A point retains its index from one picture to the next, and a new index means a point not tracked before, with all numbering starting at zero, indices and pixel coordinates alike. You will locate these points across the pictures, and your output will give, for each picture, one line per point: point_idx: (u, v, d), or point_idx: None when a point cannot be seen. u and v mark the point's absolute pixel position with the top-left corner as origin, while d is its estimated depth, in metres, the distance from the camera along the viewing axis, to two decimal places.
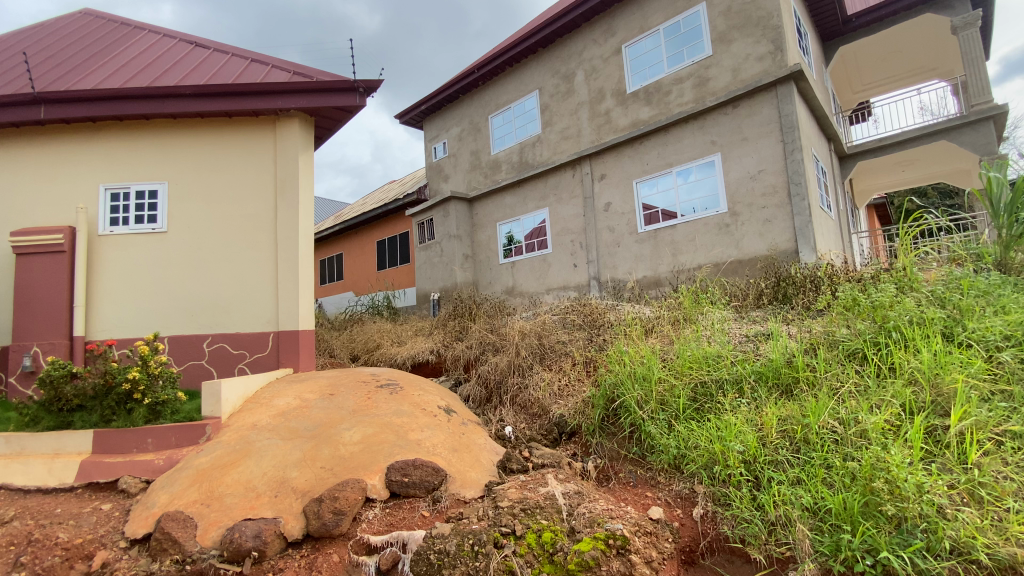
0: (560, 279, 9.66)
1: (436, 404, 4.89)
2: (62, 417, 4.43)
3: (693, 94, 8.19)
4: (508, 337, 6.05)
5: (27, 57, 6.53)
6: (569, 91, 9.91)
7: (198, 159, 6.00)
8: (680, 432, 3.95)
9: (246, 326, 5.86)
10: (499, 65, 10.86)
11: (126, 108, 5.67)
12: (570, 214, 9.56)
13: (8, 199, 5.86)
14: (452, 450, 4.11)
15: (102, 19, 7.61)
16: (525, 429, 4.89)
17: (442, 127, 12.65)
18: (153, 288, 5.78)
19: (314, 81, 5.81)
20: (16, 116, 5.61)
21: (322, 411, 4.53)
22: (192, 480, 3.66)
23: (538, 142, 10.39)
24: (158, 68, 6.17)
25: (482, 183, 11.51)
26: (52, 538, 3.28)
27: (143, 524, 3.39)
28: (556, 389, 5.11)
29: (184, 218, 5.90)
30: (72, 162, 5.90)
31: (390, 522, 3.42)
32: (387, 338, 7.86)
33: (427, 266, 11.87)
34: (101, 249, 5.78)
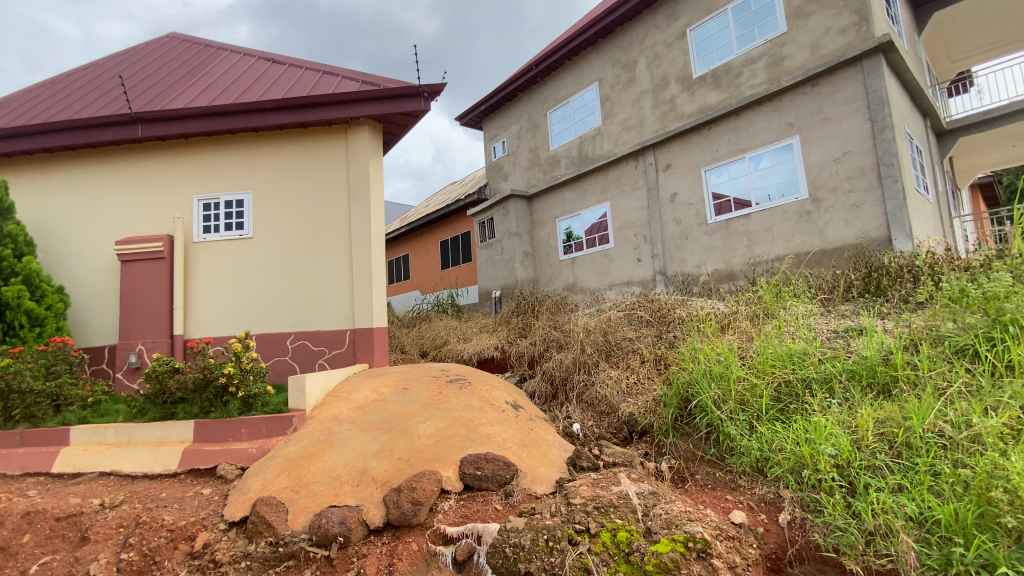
0: (624, 274, 9.44)
1: (503, 399, 4.93)
2: (166, 408, 4.88)
3: (766, 74, 7.71)
4: (573, 333, 5.99)
5: (128, 81, 7.23)
6: (631, 80, 9.65)
7: (279, 168, 6.41)
8: (763, 434, 3.73)
9: (325, 324, 6.21)
10: (556, 59, 10.77)
11: (213, 124, 6.17)
12: (633, 207, 9.31)
13: (114, 211, 6.51)
14: (522, 445, 4.13)
15: (188, 42, 8.28)
16: (593, 427, 4.81)
17: (501, 126, 12.75)
18: (242, 290, 6.26)
19: (382, 88, 6.04)
20: (118, 135, 6.25)
21: (397, 405, 4.72)
22: (282, 468, 3.93)
23: (599, 135, 10.20)
24: (240, 85, 6.66)
25: (541, 179, 11.48)
26: (159, 520, 3.58)
27: (240, 508, 3.66)
28: (625, 386, 5.00)
29: (268, 224, 6.34)
30: (170, 177, 6.49)
31: (465, 514, 3.49)
32: (453, 334, 8.04)
33: (489, 264, 12.01)
34: (196, 255, 6.34)
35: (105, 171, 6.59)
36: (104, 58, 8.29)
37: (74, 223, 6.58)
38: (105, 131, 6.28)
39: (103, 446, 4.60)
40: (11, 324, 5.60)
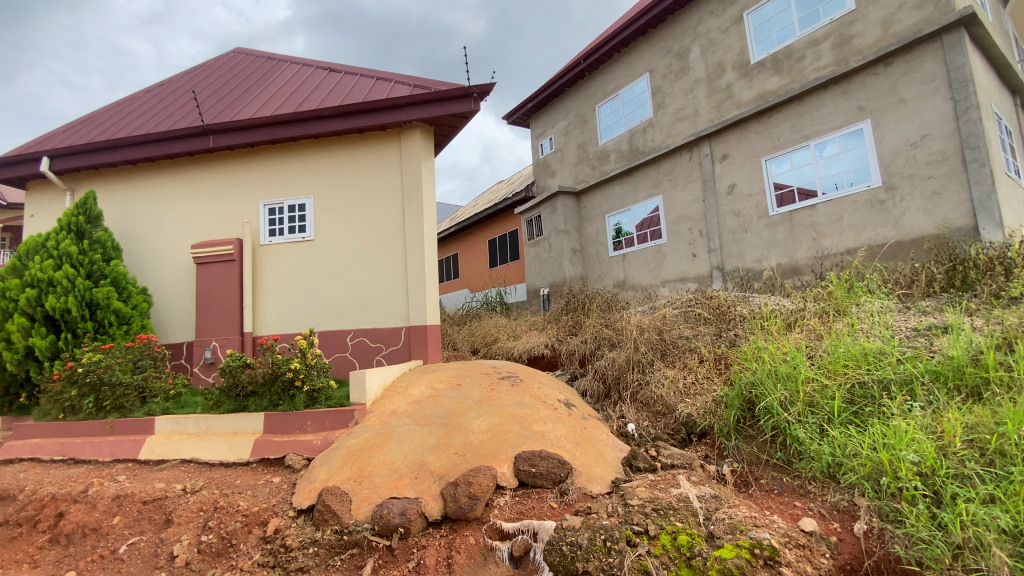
0: (678, 270, 9.18)
1: (555, 397, 4.92)
2: (239, 401, 5.20)
3: (832, 56, 7.25)
4: (625, 331, 5.89)
5: (200, 96, 7.75)
6: (683, 69, 9.34)
7: (337, 173, 6.68)
8: (835, 438, 3.52)
9: (381, 322, 6.41)
10: (605, 52, 10.58)
11: (276, 132, 6.50)
12: (687, 201, 9.02)
13: (189, 216, 7.00)
14: (576, 444, 4.10)
15: (252, 56, 8.77)
16: (648, 427, 4.70)
17: (549, 122, 12.70)
18: (305, 289, 6.58)
19: (433, 91, 6.15)
20: (192, 146, 6.71)
21: (451, 400, 4.82)
22: (345, 459, 4.10)
23: (650, 127, 9.95)
24: (300, 94, 6.98)
25: (590, 175, 11.34)
26: (235, 506, 3.82)
27: (307, 497, 3.86)
28: (682, 386, 4.86)
29: (327, 227, 6.62)
30: (238, 184, 6.90)
31: (521, 511, 3.50)
32: (503, 332, 8.10)
33: (537, 262, 12.00)
34: (263, 257, 6.71)
35: (181, 180, 7.09)
36: (178, 74, 8.91)
37: (154, 229, 7.12)
38: (181, 142, 6.77)
39: (184, 435, 4.96)
40: (103, 322, 6.17)
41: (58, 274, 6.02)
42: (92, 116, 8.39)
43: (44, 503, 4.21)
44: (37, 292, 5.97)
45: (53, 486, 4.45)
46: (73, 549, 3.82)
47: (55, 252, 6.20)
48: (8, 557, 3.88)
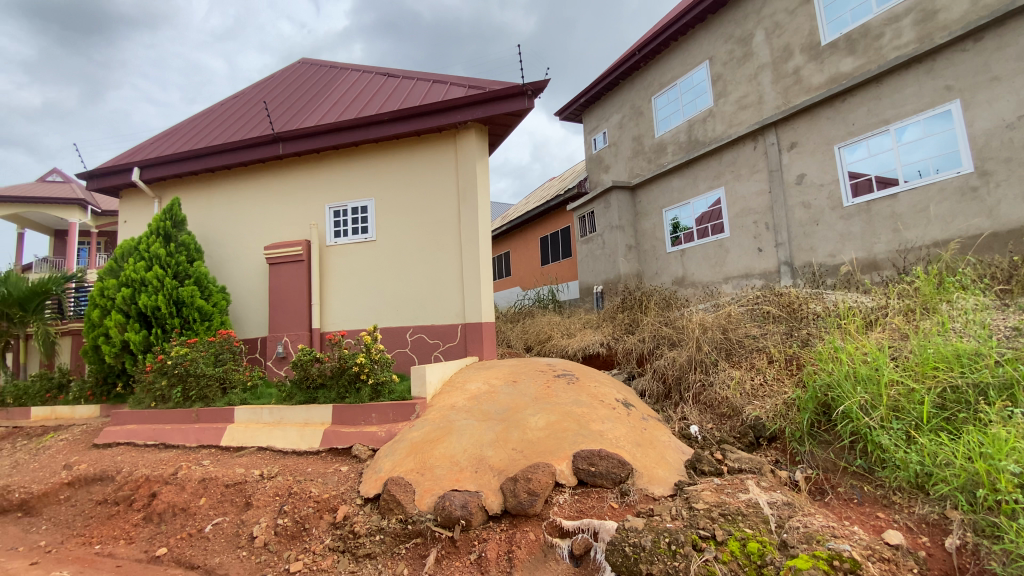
0: (742, 266, 8.79)
1: (613, 396, 4.85)
2: (310, 392, 5.50)
3: (915, 32, 6.68)
4: (686, 330, 5.72)
5: (269, 106, 8.23)
6: (746, 55, 8.92)
7: (396, 175, 6.90)
8: (923, 446, 3.24)
9: (439, 319, 6.56)
10: (661, 42, 10.28)
11: (339, 138, 6.81)
12: (751, 193, 8.62)
13: (262, 220, 7.46)
14: (636, 444, 4.03)
15: (316, 65, 9.21)
16: (713, 430, 4.54)
17: (602, 117, 12.52)
18: (367, 288, 6.85)
19: (488, 91, 6.22)
20: (264, 153, 7.15)
21: (509, 397, 4.86)
22: (408, 451, 4.24)
23: (710, 117, 9.58)
24: (361, 100, 7.27)
25: (646, 169, 11.09)
26: (307, 492, 4.05)
27: (373, 486, 4.01)
28: (749, 387, 4.66)
29: (387, 227, 6.86)
30: (305, 188, 7.28)
31: (580, 509, 3.48)
32: (557, 330, 8.06)
33: (590, 259, 11.86)
34: (328, 257, 7.05)
35: (254, 185, 7.57)
36: (249, 86, 9.50)
37: (230, 231, 7.64)
38: (254, 150, 7.23)
39: (260, 424, 5.30)
40: (188, 318, 6.68)
41: (150, 274, 6.59)
42: (175, 129, 9.11)
43: (140, 484, 4.63)
44: (131, 291, 6.57)
45: (147, 468, 4.89)
46: (164, 527, 4.17)
47: (146, 255, 6.78)
48: (111, 531, 4.30)
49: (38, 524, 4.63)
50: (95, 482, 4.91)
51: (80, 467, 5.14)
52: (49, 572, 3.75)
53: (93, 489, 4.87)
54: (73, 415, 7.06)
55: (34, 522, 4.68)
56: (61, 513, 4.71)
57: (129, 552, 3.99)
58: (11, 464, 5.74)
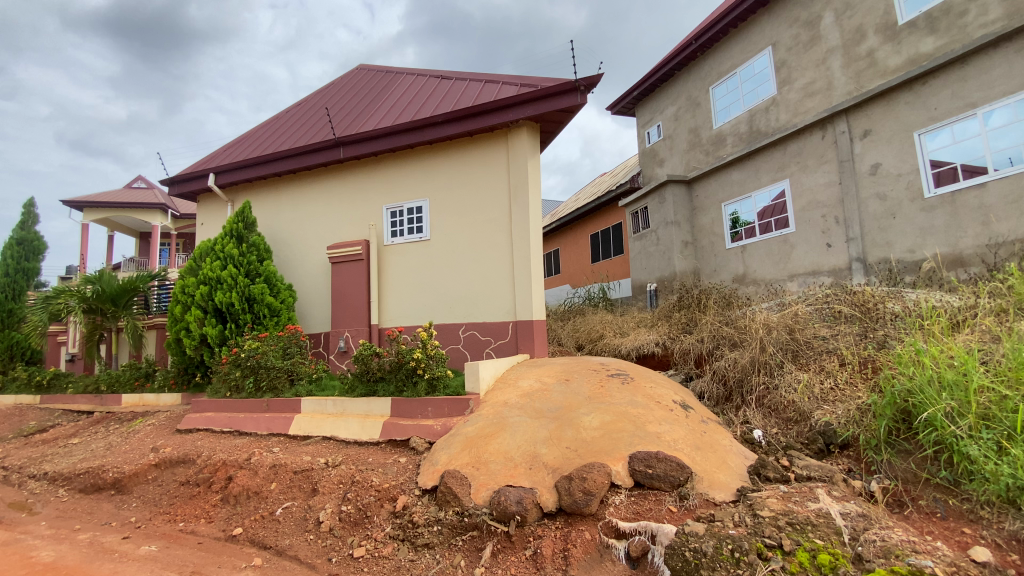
0: (808, 263, 8.33)
1: (670, 398, 4.73)
2: (370, 385, 5.73)
3: (1009, 5, 6.09)
4: (749, 330, 5.50)
5: (331, 112, 8.62)
6: (814, 39, 8.43)
7: (449, 175, 7.03)
8: (1018, 457, 2.95)
9: (491, 316, 6.64)
10: (719, 30, 9.90)
11: (396, 140, 7.03)
12: (819, 184, 8.13)
13: (324, 220, 7.84)
14: (696, 448, 3.92)
15: (374, 70, 9.54)
16: (778, 435, 4.35)
17: (656, 109, 12.21)
18: (422, 286, 7.05)
19: (540, 88, 6.21)
20: (326, 158, 7.51)
21: (562, 395, 4.86)
22: (463, 445, 4.33)
23: (774, 106, 9.13)
24: (417, 103, 7.47)
25: (703, 162, 10.72)
26: (369, 481, 4.23)
27: (431, 478, 4.13)
28: (818, 392, 4.44)
29: (441, 226, 7.01)
30: (364, 190, 7.57)
31: (637, 511, 3.42)
32: (609, 329, 7.95)
33: (643, 256, 11.62)
34: (386, 256, 7.31)
35: (317, 188, 7.96)
36: (312, 93, 9.97)
37: (295, 232, 8.07)
38: (317, 154, 7.61)
39: (325, 415, 5.58)
40: (258, 314, 7.14)
41: (225, 273, 7.08)
42: (245, 136, 9.71)
43: (218, 468, 4.99)
44: (208, 288, 7.08)
45: (223, 453, 5.26)
46: (239, 508, 4.47)
47: (221, 254, 7.28)
48: (193, 510, 4.65)
49: (130, 501, 5.07)
50: (178, 465, 5.33)
51: (165, 450, 5.59)
52: (141, 545, 4.11)
53: (176, 471, 5.29)
54: (159, 402, 7.72)
55: (126, 498, 5.13)
56: (149, 491, 5.14)
57: (208, 531, 4.30)
58: (107, 445, 6.33)
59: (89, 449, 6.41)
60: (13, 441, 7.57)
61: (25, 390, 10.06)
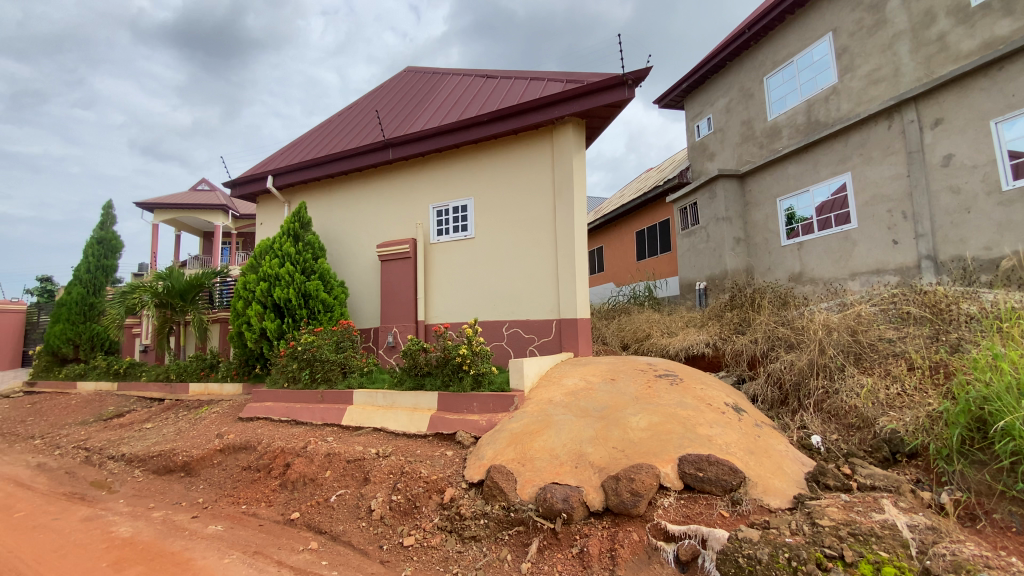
0: (872, 260, 7.84)
1: (722, 400, 4.59)
2: (418, 379, 5.87)
3: None
4: (807, 331, 5.25)
5: (381, 114, 8.88)
6: (878, 23, 7.92)
7: (495, 174, 7.10)
8: None
9: (534, 314, 6.65)
10: (774, 18, 9.47)
11: (443, 140, 7.17)
12: (884, 177, 7.64)
13: (373, 220, 8.10)
14: (749, 452, 3.79)
15: (422, 71, 9.74)
16: (838, 442, 4.15)
17: (706, 102, 11.84)
18: (467, 283, 7.15)
19: (586, 84, 6.15)
20: (377, 159, 7.76)
21: (607, 394, 4.82)
22: (509, 441, 4.37)
23: (834, 95, 8.65)
24: (463, 103, 7.58)
25: (756, 155, 10.31)
26: (418, 472, 4.35)
27: (477, 471, 4.20)
28: (883, 397, 4.20)
29: (486, 224, 7.09)
30: (412, 189, 7.77)
31: (687, 514, 3.35)
32: (657, 328, 7.79)
33: (692, 254, 11.32)
34: (432, 254, 7.46)
35: (367, 188, 8.23)
36: (362, 96, 10.30)
37: (346, 231, 8.38)
38: (368, 156, 7.88)
39: (375, 406, 5.78)
40: (314, 309, 7.47)
41: (283, 270, 7.46)
42: (300, 139, 10.16)
43: (277, 454, 5.27)
44: (267, 284, 7.48)
45: (281, 441, 5.55)
46: (296, 494, 4.70)
47: (279, 253, 7.67)
48: (254, 493, 4.93)
49: (197, 483, 5.43)
50: (240, 451, 5.66)
51: (229, 437, 5.95)
52: (208, 524, 4.39)
53: (238, 456, 5.61)
54: (223, 391, 8.23)
55: (194, 480, 5.50)
56: (214, 475, 5.48)
57: (269, 514, 4.54)
58: (177, 430, 6.80)
59: (161, 433, 6.91)
60: (96, 424, 8.27)
61: (105, 377, 10.94)
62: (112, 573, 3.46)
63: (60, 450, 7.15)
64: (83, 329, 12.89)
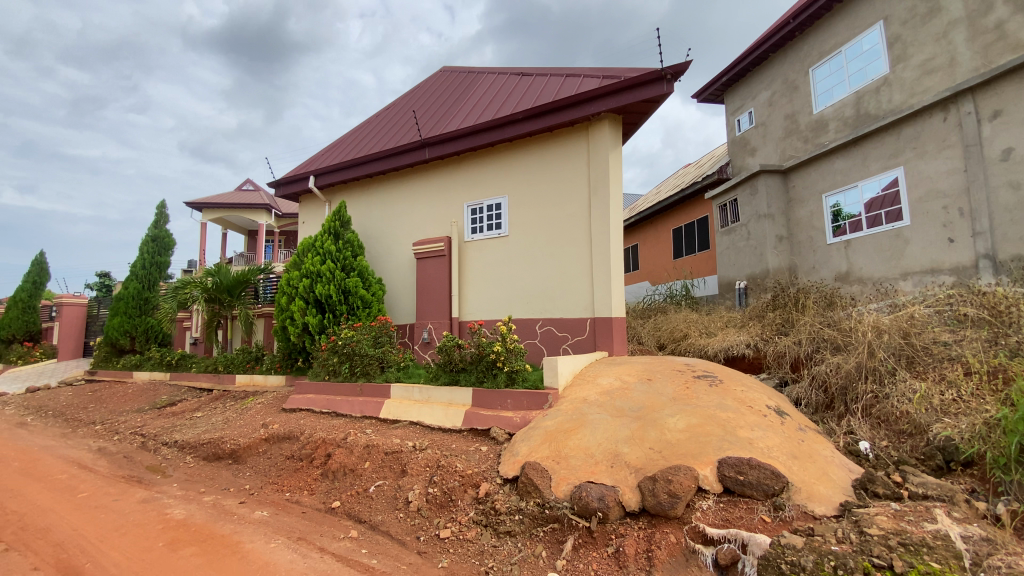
0: (925, 258, 7.41)
1: (763, 402, 4.47)
2: (453, 375, 5.96)
3: None
4: (855, 333, 5.05)
5: (418, 114, 9.04)
6: (933, 10, 7.50)
7: (529, 171, 7.11)
8: None
9: (568, 312, 6.64)
10: (821, 6, 9.09)
11: (478, 139, 7.25)
12: (939, 172, 7.22)
13: (410, 218, 8.26)
14: (792, 457, 3.68)
15: (458, 70, 9.83)
16: (888, 449, 3.98)
17: (748, 95, 11.50)
18: (501, 281, 7.21)
19: (623, 80, 6.09)
20: (414, 159, 7.92)
21: (644, 394, 4.76)
22: (544, 438, 4.38)
23: (885, 86, 8.25)
24: (499, 101, 7.63)
25: (800, 150, 9.96)
26: (453, 466, 4.42)
27: (512, 467, 4.23)
28: (937, 402, 4.00)
29: (520, 222, 7.11)
30: (447, 188, 7.87)
31: (726, 518, 3.28)
32: (695, 328, 7.64)
33: (731, 252, 11.03)
34: (466, 252, 7.55)
35: (403, 187, 8.39)
36: (400, 97, 10.50)
37: (383, 230, 8.57)
38: (405, 156, 8.05)
39: (412, 401, 5.91)
40: (353, 305, 7.69)
41: (324, 267, 7.71)
42: (340, 139, 10.45)
43: (318, 445, 5.46)
44: (310, 281, 7.74)
45: (323, 432, 5.74)
46: (337, 483, 4.86)
47: (320, 250, 7.93)
48: (297, 482, 5.12)
49: (244, 470, 5.68)
50: (284, 440, 5.89)
51: (273, 427, 6.20)
52: (255, 510, 4.60)
53: (282, 445, 5.85)
54: (267, 382, 8.58)
55: (241, 467, 5.76)
56: (260, 463, 5.73)
57: (311, 502, 4.72)
58: (225, 419, 7.14)
59: (211, 422, 7.26)
60: (151, 411, 8.77)
61: (159, 367, 11.55)
62: (169, 552, 3.68)
63: (120, 435, 7.62)
64: (139, 322, 13.62)
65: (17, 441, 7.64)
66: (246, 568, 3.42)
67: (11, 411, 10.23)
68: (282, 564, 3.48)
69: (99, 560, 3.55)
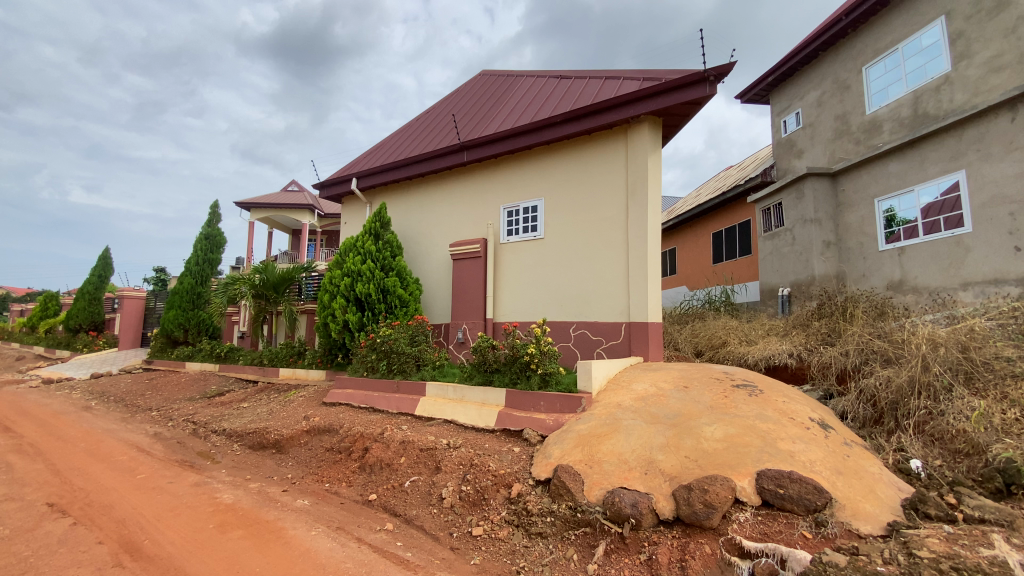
0: (987, 268, 6.96)
1: (806, 415, 4.33)
2: (486, 375, 6.03)
3: None
4: (909, 346, 4.82)
5: (457, 117, 9.20)
6: (1001, 4, 7.08)
7: (567, 175, 7.12)
8: None
9: (603, 316, 6.60)
10: (876, 3, 8.72)
11: (516, 143, 7.33)
12: (1006, 175, 6.76)
13: (447, 220, 8.42)
14: (837, 472, 3.56)
15: (496, 74, 9.95)
16: (943, 469, 3.79)
17: (795, 95, 11.15)
18: (535, 283, 7.25)
19: (665, 82, 6.00)
20: (452, 162, 8.08)
21: (679, 402, 4.69)
22: (576, 442, 4.39)
23: (947, 85, 7.82)
24: (538, 104, 7.69)
25: (851, 152, 9.55)
26: (486, 466, 4.48)
27: (544, 469, 4.25)
28: (998, 422, 3.79)
29: (556, 225, 7.13)
30: (484, 190, 7.98)
31: (764, 532, 3.20)
32: (735, 335, 7.44)
33: (775, 257, 10.67)
34: (502, 253, 7.64)
35: (442, 189, 8.57)
36: (439, 101, 10.72)
37: (421, 231, 8.76)
38: (444, 159, 8.22)
39: (446, 399, 6.03)
40: (391, 304, 7.91)
41: (365, 267, 7.96)
42: (381, 143, 10.74)
43: (356, 439, 5.63)
44: (351, 280, 8.03)
45: (361, 426, 5.93)
46: (373, 477, 5.01)
47: (361, 250, 8.19)
48: (336, 473, 5.31)
49: (287, 460, 5.92)
50: (324, 433, 6.11)
51: (314, 419, 6.44)
52: (297, 498, 4.80)
53: (322, 438, 6.06)
54: (309, 376, 8.92)
55: (284, 457, 6.01)
56: (301, 453, 5.96)
57: (349, 493, 4.88)
58: (270, 410, 7.46)
59: (256, 412, 7.60)
60: (202, 400, 9.28)
61: (209, 359, 12.17)
62: (218, 534, 3.90)
63: (173, 422, 8.09)
64: (192, 315, 14.38)
65: (83, 423, 8.22)
66: (288, 553, 3.59)
67: (78, 395, 11.00)
68: (322, 552, 3.63)
69: (156, 538, 3.80)
